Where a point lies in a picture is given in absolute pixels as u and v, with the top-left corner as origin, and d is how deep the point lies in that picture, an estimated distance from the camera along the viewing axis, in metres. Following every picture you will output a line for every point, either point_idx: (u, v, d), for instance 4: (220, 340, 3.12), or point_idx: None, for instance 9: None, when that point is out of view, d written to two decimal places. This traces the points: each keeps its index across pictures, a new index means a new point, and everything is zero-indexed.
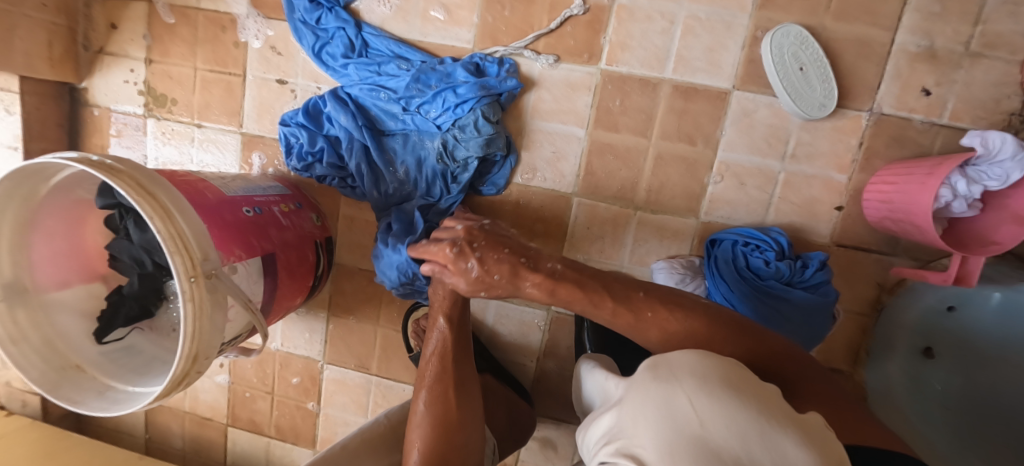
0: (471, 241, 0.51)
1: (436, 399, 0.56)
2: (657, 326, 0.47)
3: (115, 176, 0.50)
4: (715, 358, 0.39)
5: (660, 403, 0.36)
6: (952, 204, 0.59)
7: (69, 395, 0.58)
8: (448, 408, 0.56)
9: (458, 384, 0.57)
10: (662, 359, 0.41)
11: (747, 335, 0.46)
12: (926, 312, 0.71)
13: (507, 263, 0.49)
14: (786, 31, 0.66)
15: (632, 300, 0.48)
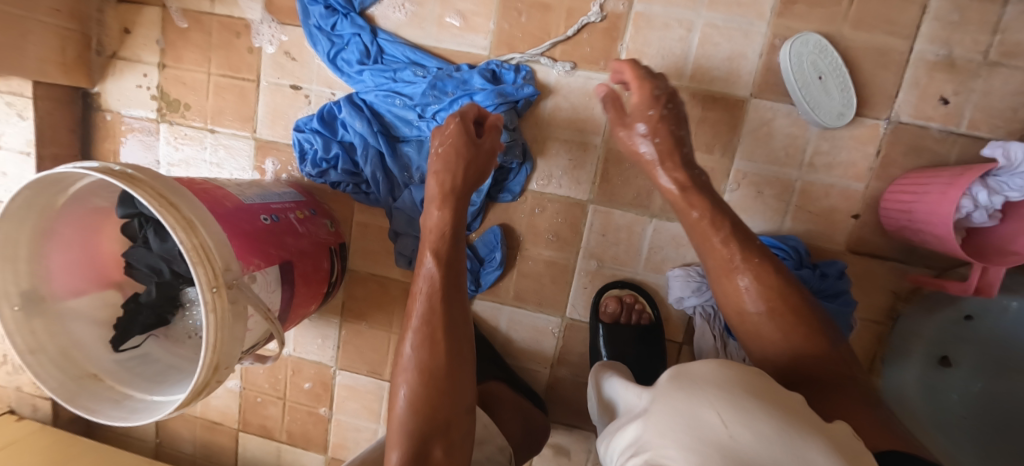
0: (667, 103, 0.59)
1: (423, 344, 0.55)
2: (750, 273, 0.55)
3: (137, 186, 0.50)
4: (738, 368, 0.38)
5: (687, 417, 0.34)
6: (973, 214, 0.59)
7: (86, 404, 0.58)
8: (435, 352, 0.55)
9: (444, 327, 0.56)
10: (683, 369, 0.39)
11: (806, 318, 0.53)
12: (943, 322, 0.70)
13: (670, 136, 0.59)
14: (805, 40, 0.66)
15: (749, 242, 0.56)
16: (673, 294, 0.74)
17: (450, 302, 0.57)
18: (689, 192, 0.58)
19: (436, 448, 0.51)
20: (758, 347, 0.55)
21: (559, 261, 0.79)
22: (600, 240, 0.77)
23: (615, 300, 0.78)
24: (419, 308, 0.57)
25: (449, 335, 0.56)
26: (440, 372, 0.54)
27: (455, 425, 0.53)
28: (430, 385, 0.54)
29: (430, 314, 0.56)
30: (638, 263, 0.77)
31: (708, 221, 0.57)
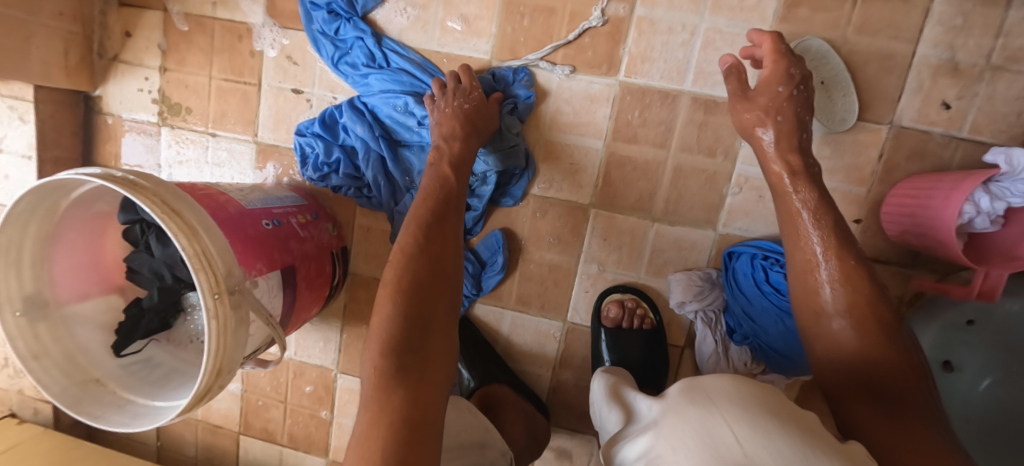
0: (799, 86, 0.58)
1: (420, 247, 0.56)
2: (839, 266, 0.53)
3: (140, 193, 0.50)
4: (749, 383, 0.41)
5: (700, 428, 0.37)
6: (975, 220, 0.59)
7: (90, 410, 0.58)
8: (421, 259, 0.55)
9: (439, 238, 0.58)
10: (696, 382, 0.42)
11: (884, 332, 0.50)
12: (945, 325, 0.70)
13: (794, 117, 0.58)
14: (807, 46, 0.68)
15: (849, 237, 0.54)
16: (675, 298, 0.74)
17: (447, 217, 0.60)
18: (799, 179, 0.57)
19: (430, 345, 0.50)
20: (827, 353, 0.53)
21: (562, 265, 0.79)
22: (602, 244, 0.77)
23: (618, 305, 0.76)
24: (417, 221, 0.58)
25: (442, 247, 0.57)
26: (433, 278, 0.54)
27: (441, 332, 0.52)
28: (419, 287, 0.53)
29: (427, 226, 0.58)
30: (640, 267, 0.77)
31: (807, 210, 0.56)
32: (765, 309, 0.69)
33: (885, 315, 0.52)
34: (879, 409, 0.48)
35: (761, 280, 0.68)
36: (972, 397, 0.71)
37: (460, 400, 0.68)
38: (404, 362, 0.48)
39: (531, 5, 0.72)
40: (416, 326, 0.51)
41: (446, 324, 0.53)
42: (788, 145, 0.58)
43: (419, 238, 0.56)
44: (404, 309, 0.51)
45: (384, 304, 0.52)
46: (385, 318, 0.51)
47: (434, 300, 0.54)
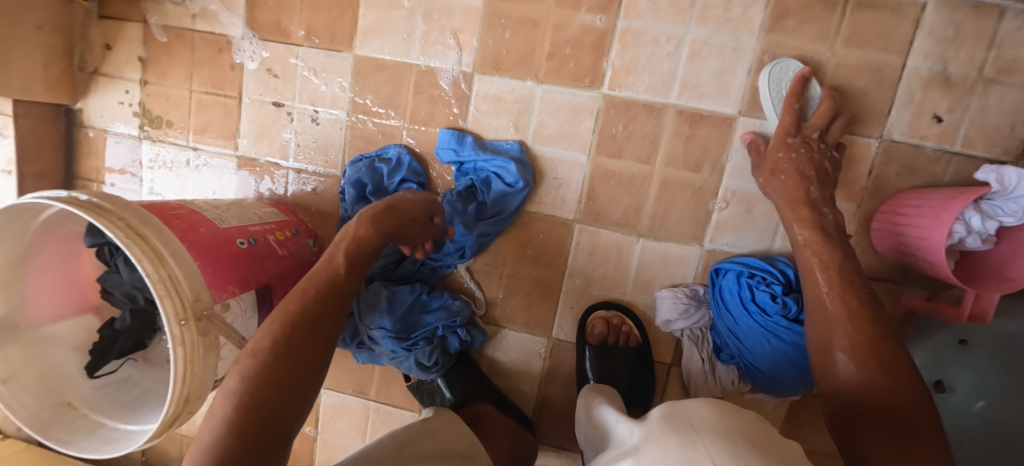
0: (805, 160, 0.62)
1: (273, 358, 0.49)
2: (840, 300, 0.53)
3: (103, 217, 0.49)
4: (732, 411, 0.40)
5: (680, 457, 0.36)
6: (965, 240, 0.57)
7: (59, 436, 0.57)
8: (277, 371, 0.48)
9: (303, 338, 0.51)
10: (678, 407, 0.41)
11: (890, 372, 0.48)
12: (936, 346, 0.68)
13: (799, 173, 0.61)
14: (782, 71, 0.65)
15: (853, 283, 0.54)
16: (661, 316, 0.73)
17: (319, 314, 0.52)
18: (804, 226, 0.59)
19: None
20: (835, 389, 0.51)
21: (547, 281, 0.77)
22: (586, 259, 0.76)
23: (603, 322, 0.76)
24: (283, 321, 0.51)
25: (301, 358, 0.50)
26: (275, 401, 0.48)
27: (270, 461, 0.47)
28: (258, 411, 0.47)
29: (285, 333, 0.50)
30: (626, 284, 0.76)
31: (822, 265, 0.56)
32: (750, 329, 0.67)
33: (891, 350, 0.49)
34: (893, 450, 0.43)
35: (747, 299, 0.66)
36: (966, 417, 0.68)
37: (446, 412, 0.68)
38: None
39: (514, 17, 0.71)
40: (241, 459, 0.45)
41: (271, 458, 0.47)
42: (793, 197, 0.61)
43: (272, 349, 0.49)
44: (231, 436, 0.45)
45: (218, 414, 0.46)
46: (203, 445, 0.45)
47: (271, 428, 0.47)
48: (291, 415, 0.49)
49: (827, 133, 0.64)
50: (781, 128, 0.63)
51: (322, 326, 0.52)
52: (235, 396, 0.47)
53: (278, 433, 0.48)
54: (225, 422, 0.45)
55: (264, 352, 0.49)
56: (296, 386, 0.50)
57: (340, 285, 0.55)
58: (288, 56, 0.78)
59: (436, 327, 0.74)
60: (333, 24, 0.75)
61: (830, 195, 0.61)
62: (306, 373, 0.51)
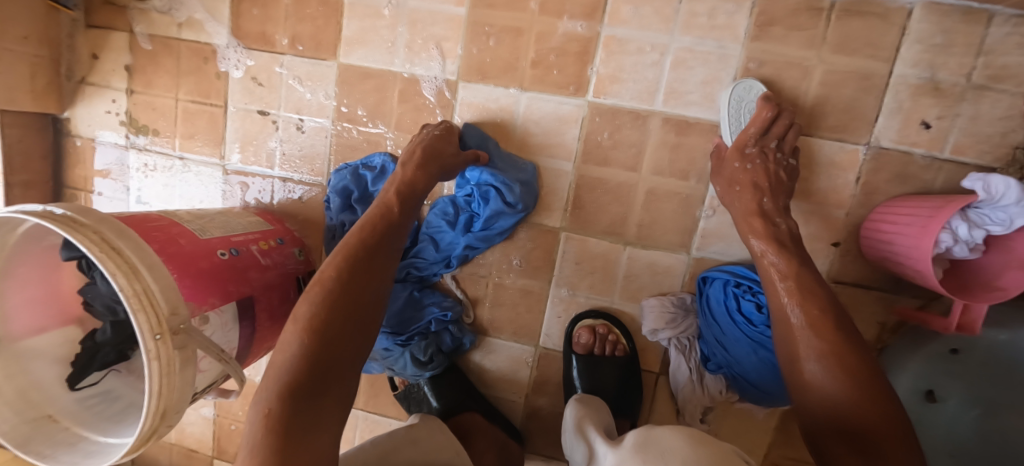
0: (762, 172, 0.61)
1: (337, 286, 0.53)
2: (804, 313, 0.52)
3: (79, 231, 0.48)
4: (703, 440, 0.42)
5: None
6: (953, 248, 0.56)
7: (40, 450, 0.56)
8: (341, 298, 0.52)
9: (364, 268, 0.55)
10: (651, 435, 0.44)
11: (857, 384, 0.48)
12: (930, 357, 0.67)
13: (753, 185, 0.61)
14: (745, 86, 0.65)
15: (817, 291, 0.53)
16: (647, 325, 0.72)
17: (376, 249, 0.57)
18: (760, 238, 0.58)
19: (322, 400, 0.48)
20: (804, 398, 0.51)
21: (535, 290, 0.77)
22: (573, 268, 0.75)
23: (588, 331, 0.75)
24: (343, 254, 0.55)
25: (359, 286, 0.54)
26: (340, 323, 0.51)
27: (342, 380, 0.50)
28: (328, 329, 0.50)
29: (343, 264, 0.54)
30: (614, 292, 0.75)
31: (781, 277, 0.55)
32: (737, 340, 0.65)
33: (858, 363, 0.48)
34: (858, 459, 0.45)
35: (733, 310, 0.65)
36: (957, 427, 0.67)
37: (433, 421, 0.67)
38: (293, 415, 0.45)
39: (498, 25, 0.70)
40: (315, 374, 0.48)
41: (345, 377, 0.51)
42: (748, 209, 0.61)
43: (335, 277, 0.54)
44: (307, 352, 0.49)
45: (292, 337, 0.50)
46: (282, 361, 0.49)
47: (339, 350, 0.51)
48: (360, 335, 0.53)
49: (782, 142, 0.62)
50: (740, 138, 0.63)
51: (374, 259, 0.56)
52: (307, 319, 0.51)
53: (347, 354, 0.51)
54: (299, 341, 0.49)
55: (328, 280, 0.53)
56: (357, 312, 0.53)
57: (389, 224, 0.59)
58: (273, 65, 0.78)
59: (431, 321, 0.76)
60: (317, 33, 0.75)
61: (785, 205, 0.61)
62: (367, 300, 0.54)
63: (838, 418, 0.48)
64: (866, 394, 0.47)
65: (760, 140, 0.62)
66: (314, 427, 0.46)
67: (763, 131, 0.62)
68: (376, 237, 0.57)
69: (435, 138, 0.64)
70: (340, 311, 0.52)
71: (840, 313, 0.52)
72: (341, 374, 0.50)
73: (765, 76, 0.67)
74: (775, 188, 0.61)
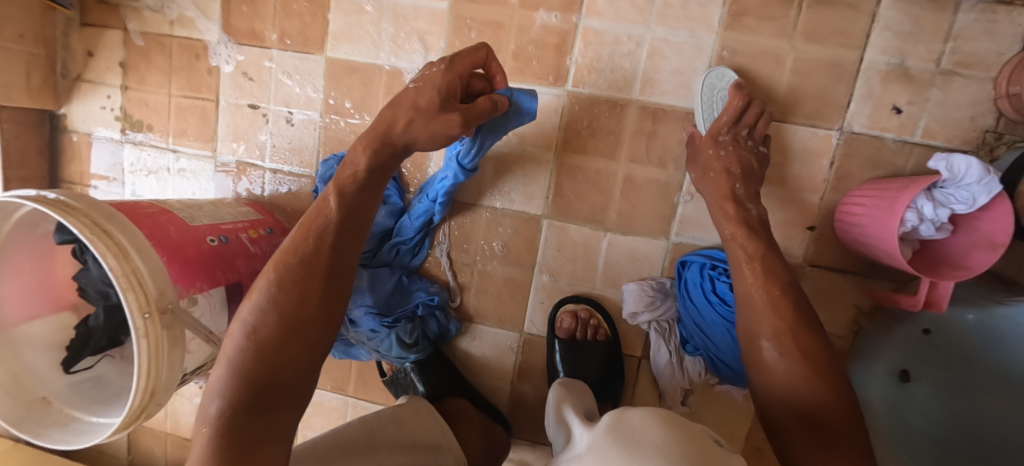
0: (736, 157, 0.63)
1: (275, 295, 0.48)
2: (765, 295, 0.55)
3: (70, 215, 0.50)
4: (675, 424, 0.41)
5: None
6: (919, 228, 0.58)
7: (32, 429, 0.58)
8: (283, 306, 0.48)
9: (305, 273, 0.49)
10: (625, 417, 0.42)
11: (811, 361, 0.51)
12: (904, 340, 0.69)
13: (727, 171, 0.63)
14: (718, 74, 0.67)
15: (776, 274, 0.56)
16: (627, 308, 0.74)
17: (317, 250, 0.51)
18: (729, 222, 0.60)
19: (268, 422, 0.44)
20: (765, 382, 0.53)
21: (518, 278, 0.78)
22: (556, 255, 0.77)
23: (571, 315, 0.76)
24: (283, 260, 0.50)
25: (303, 291, 0.48)
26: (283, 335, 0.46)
27: (291, 398, 0.46)
28: (265, 344, 0.46)
29: (284, 269, 0.49)
30: (595, 279, 0.77)
31: (749, 256, 0.57)
32: (713, 322, 0.67)
33: (810, 342, 0.52)
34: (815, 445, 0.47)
35: (709, 291, 0.67)
36: (929, 412, 0.67)
37: (421, 401, 0.68)
38: (234, 444, 0.42)
39: (478, 18, 0.72)
40: (258, 393, 0.44)
41: (293, 394, 0.46)
42: (721, 193, 0.62)
43: (278, 282, 0.49)
44: (245, 372, 0.45)
45: (231, 354, 0.46)
46: (220, 382, 0.45)
47: (286, 363, 0.46)
48: (308, 347, 0.48)
49: (753, 129, 0.64)
50: (713, 127, 0.64)
51: (319, 260, 0.50)
52: (247, 331, 0.47)
53: (294, 369, 0.46)
54: (238, 358, 0.45)
55: (266, 290, 0.48)
56: (303, 320, 0.48)
57: (332, 222, 0.52)
58: (262, 60, 0.80)
59: (418, 305, 0.77)
60: (304, 29, 0.77)
61: (756, 191, 0.63)
62: (311, 307, 0.48)
63: (795, 401, 0.50)
64: (818, 374, 0.50)
65: (732, 128, 0.64)
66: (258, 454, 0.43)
67: (735, 119, 0.64)
68: (321, 236, 0.51)
69: (407, 99, 0.56)
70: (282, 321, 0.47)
71: (799, 292, 0.55)
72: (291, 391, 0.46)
73: (738, 64, 0.69)
74: (746, 173, 0.63)
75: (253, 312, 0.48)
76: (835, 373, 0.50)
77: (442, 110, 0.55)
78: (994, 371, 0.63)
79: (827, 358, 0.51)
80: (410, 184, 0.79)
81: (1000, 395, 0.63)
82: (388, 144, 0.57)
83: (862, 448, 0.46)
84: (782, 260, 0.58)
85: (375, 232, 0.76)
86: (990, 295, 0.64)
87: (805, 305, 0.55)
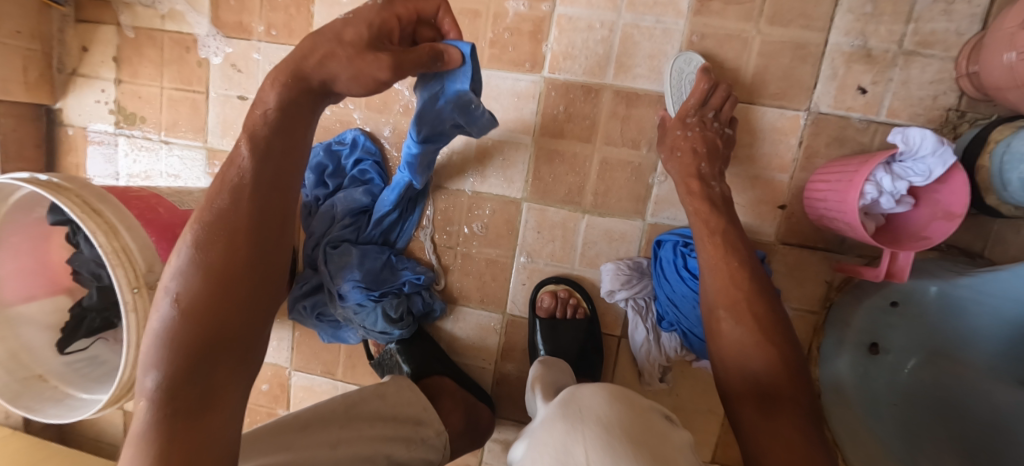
0: (700, 132, 0.66)
1: (195, 260, 0.43)
2: (725, 270, 0.57)
3: (61, 194, 0.52)
4: (626, 399, 0.40)
5: (561, 447, 0.36)
6: (879, 200, 0.59)
7: (27, 404, 0.60)
8: (211, 270, 0.43)
9: (228, 238, 0.44)
10: (578, 394, 0.42)
11: (764, 328, 0.53)
12: (872, 308, 0.70)
13: (694, 150, 0.65)
14: (687, 58, 0.69)
15: (733, 249, 0.59)
16: (605, 287, 0.76)
17: (239, 211, 0.44)
18: (693, 198, 0.64)
19: (208, 394, 0.41)
20: (719, 352, 0.55)
21: (499, 259, 0.81)
22: (536, 236, 0.79)
23: (551, 295, 0.78)
24: (209, 214, 0.44)
25: (229, 248, 0.44)
26: (218, 288, 0.43)
27: (238, 350, 0.43)
28: (196, 313, 0.42)
29: (202, 229, 0.44)
30: (574, 259, 0.79)
31: (712, 231, 0.60)
32: (684, 295, 0.69)
33: (763, 311, 0.54)
34: (757, 404, 0.49)
35: (681, 267, 0.69)
36: (896, 377, 0.72)
37: (403, 379, 0.71)
38: (183, 398, 0.40)
39: (457, 8, 0.75)
40: (191, 370, 0.41)
41: (236, 359, 0.43)
42: (686, 172, 0.65)
43: (198, 244, 0.44)
44: (184, 331, 0.41)
45: (164, 315, 0.42)
46: (150, 360, 0.41)
47: (224, 327, 0.43)
48: (243, 314, 0.44)
49: (719, 112, 0.67)
50: (681, 109, 0.67)
51: (240, 215, 0.44)
52: (172, 297, 0.42)
53: (234, 340, 0.43)
54: (168, 325, 0.41)
55: (193, 248, 0.43)
56: (237, 271, 0.44)
57: (247, 178, 0.45)
58: (250, 52, 0.82)
59: (405, 283, 0.79)
60: (290, 21, 0.80)
61: (720, 171, 0.66)
62: (240, 272, 0.44)
63: (745, 368, 0.52)
64: (769, 342, 0.52)
65: (699, 110, 0.66)
66: (211, 403, 0.41)
67: (702, 102, 0.66)
68: (235, 202, 0.44)
69: (330, 35, 0.46)
70: (208, 276, 0.42)
71: (757, 266, 0.58)
72: (240, 341, 0.44)
73: (707, 48, 0.71)
74: (712, 150, 0.66)
75: (175, 277, 0.43)
76: (785, 343, 0.53)
77: (369, 47, 0.45)
78: (957, 334, 0.68)
79: (778, 329, 0.53)
80: (393, 169, 0.82)
81: (958, 359, 0.68)
82: (304, 78, 0.47)
83: (807, 409, 0.48)
84: (741, 234, 0.61)
85: (354, 209, 0.79)
86: (953, 267, 0.66)
87: (762, 277, 0.57)
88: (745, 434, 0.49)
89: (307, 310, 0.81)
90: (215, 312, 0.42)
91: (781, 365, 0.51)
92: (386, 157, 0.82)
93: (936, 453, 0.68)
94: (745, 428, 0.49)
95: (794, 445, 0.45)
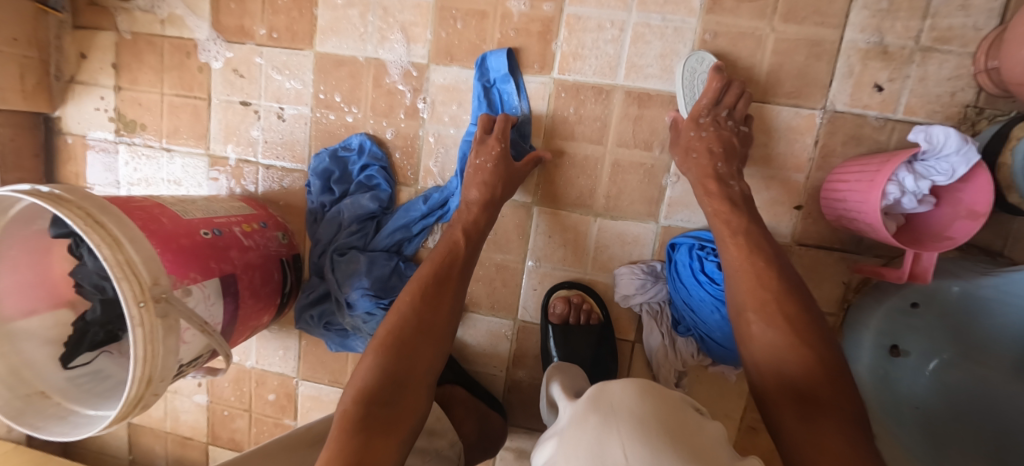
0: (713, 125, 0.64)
1: (414, 306, 0.59)
2: (752, 273, 0.56)
3: (63, 206, 0.50)
4: (656, 393, 0.38)
5: (595, 443, 0.34)
6: (901, 201, 0.58)
7: (32, 422, 0.58)
8: (423, 317, 0.58)
9: (438, 296, 0.61)
10: (605, 389, 0.39)
11: (795, 329, 0.52)
12: (891, 311, 0.69)
13: (710, 151, 0.64)
14: (698, 57, 0.68)
15: (761, 250, 0.57)
16: (620, 291, 0.75)
17: (446, 282, 0.62)
18: (712, 199, 0.62)
19: (396, 410, 0.52)
20: (752, 356, 0.54)
21: (509, 264, 0.79)
22: (547, 240, 0.78)
23: (563, 301, 0.78)
24: (412, 288, 0.61)
25: (435, 303, 0.60)
26: (422, 331, 0.57)
27: (414, 391, 0.54)
28: (401, 345, 0.56)
29: (420, 284, 0.61)
30: (586, 263, 0.78)
31: (733, 234, 0.59)
32: (702, 300, 0.68)
33: (795, 312, 0.53)
34: (798, 407, 0.48)
35: (698, 271, 0.68)
36: (920, 380, 0.71)
37: None
38: (366, 416, 0.50)
39: (463, 9, 0.73)
40: (390, 386, 0.53)
41: (416, 389, 0.54)
42: (701, 173, 0.64)
43: (417, 295, 0.60)
44: (383, 365, 0.54)
45: (369, 355, 0.56)
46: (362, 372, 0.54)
47: (416, 360, 0.56)
48: (432, 351, 0.57)
49: (733, 111, 0.66)
50: (694, 109, 0.66)
51: (445, 282, 0.62)
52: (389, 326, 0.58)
53: (418, 370, 0.55)
54: (381, 347, 0.55)
55: (397, 308, 0.59)
56: (436, 320, 0.59)
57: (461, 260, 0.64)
58: (252, 56, 0.81)
59: None
60: (293, 24, 0.78)
61: (738, 169, 0.64)
62: (436, 326, 0.59)
63: (781, 372, 0.51)
64: (804, 344, 0.51)
65: (712, 110, 0.65)
66: (392, 420, 0.51)
67: (714, 101, 0.65)
68: (446, 275, 0.62)
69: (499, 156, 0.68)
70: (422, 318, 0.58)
71: (783, 265, 0.57)
72: (423, 369, 0.56)
73: (720, 47, 0.70)
74: (727, 145, 0.64)
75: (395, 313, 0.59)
76: (821, 345, 0.51)
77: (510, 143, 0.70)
78: (981, 334, 0.66)
79: (812, 330, 0.52)
80: (402, 174, 0.80)
81: (984, 361, 0.67)
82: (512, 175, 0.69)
83: (851, 414, 0.46)
84: (764, 233, 0.60)
85: (361, 215, 0.78)
86: (976, 267, 0.65)
87: (790, 277, 0.56)
88: (786, 441, 0.47)
89: (314, 320, 0.81)
90: (417, 347, 0.56)
91: (822, 365, 0.49)
92: (392, 161, 0.80)
93: (961, 455, 0.67)
94: (786, 436, 0.47)
95: (839, 450, 0.44)
